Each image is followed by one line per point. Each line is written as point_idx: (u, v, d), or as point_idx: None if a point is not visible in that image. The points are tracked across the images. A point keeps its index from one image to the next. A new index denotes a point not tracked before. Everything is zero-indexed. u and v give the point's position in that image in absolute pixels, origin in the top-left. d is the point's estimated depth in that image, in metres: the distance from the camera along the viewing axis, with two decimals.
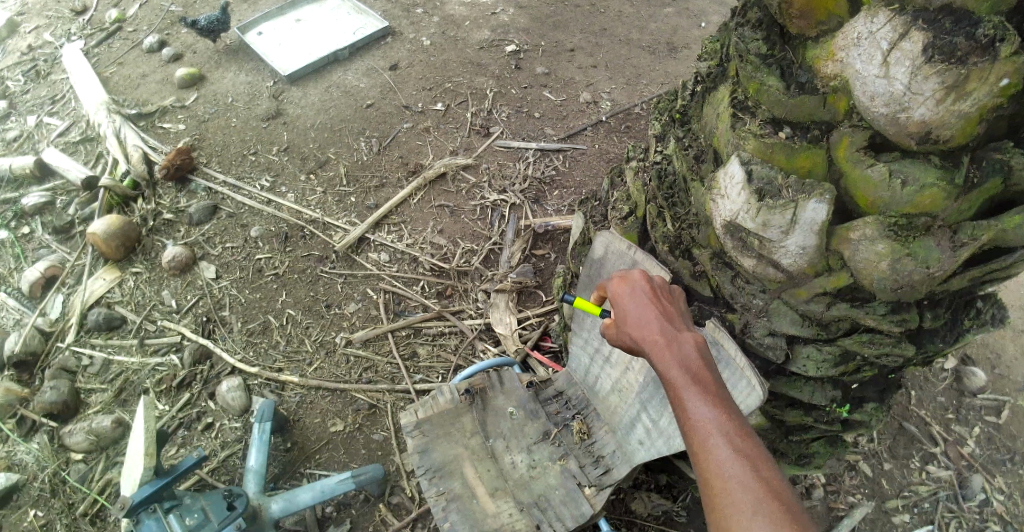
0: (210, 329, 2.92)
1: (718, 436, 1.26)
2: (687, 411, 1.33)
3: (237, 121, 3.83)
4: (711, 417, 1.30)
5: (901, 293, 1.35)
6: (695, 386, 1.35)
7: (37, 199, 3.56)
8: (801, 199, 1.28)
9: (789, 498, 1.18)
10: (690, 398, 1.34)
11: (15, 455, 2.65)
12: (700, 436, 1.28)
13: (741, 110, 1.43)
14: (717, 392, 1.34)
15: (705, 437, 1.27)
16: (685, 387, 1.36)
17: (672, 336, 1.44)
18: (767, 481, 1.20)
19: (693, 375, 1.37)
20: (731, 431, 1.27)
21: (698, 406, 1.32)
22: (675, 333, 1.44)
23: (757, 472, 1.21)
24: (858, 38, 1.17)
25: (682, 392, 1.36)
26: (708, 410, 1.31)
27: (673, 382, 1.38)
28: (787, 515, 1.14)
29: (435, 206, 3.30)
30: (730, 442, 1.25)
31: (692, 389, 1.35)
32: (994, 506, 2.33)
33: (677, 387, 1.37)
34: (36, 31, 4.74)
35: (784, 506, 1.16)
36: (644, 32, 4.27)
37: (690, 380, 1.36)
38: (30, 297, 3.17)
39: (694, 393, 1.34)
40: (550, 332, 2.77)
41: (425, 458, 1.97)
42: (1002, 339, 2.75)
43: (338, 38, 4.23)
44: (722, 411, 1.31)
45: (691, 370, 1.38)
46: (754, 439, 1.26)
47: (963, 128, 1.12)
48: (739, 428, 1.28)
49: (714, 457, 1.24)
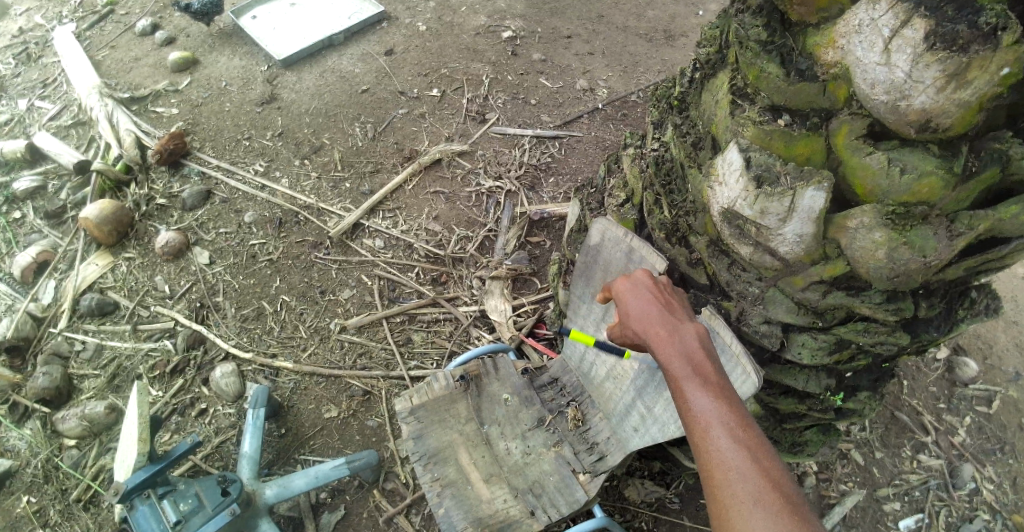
0: (204, 314, 2.90)
1: (719, 428, 1.26)
2: (688, 404, 1.33)
3: (231, 106, 3.79)
4: (712, 409, 1.29)
5: (897, 283, 1.35)
6: (696, 378, 1.35)
7: (29, 183, 3.52)
8: (799, 187, 1.27)
9: (790, 490, 1.17)
10: (691, 390, 1.34)
11: (7, 441, 2.63)
12: (701, 428, 1.28)
13: (740, 96, 1.42)
14: (720, 385, 1.34)
15: (706, 429, 1.27)
16: (688, 380, 1.36)
17: (674, 329, 1.44)
18: (768, 472, 1.19)
19: (695, 367, 1.37)
20: (733, 424, 1.26)
21: (700, 398, 1.32)
22: (678, 326, 1.45)
23: (758, 464, 1.20)
24: (860, 25, 1.16)
25: (683, 384, 1.36)
26: (709, 402, 1.30)
27: (675, 374, 1.38)
28: (788, 508, 1.13)
29: (430, 192, 3.28)
30: (731, 433, 1.25)
31: (693, 382, 1.35)
32: (983, 495, 2.35)
33: (680, 381, 1.37)
34: (26, 13, 4.67)
35: (784, 498, 1.15)
36: (642, 19, 4.24)
37: (691, 373, 1.36)
38: (22, 282, 3.14)
39: (696, 385, 1.34)
40: (545, 319, 2.77)
41: (420, 444, 1.97)
42: (993, 330, 2.76)
43: (333, 22, 4.18)
44: (724, 403, 1.30)
45: (693, 363, 1.38)
46: (755, 432, 1.25)
47: (963, 117, 1.12)
48: (741, 421, 1.27)
49: (714, 448, 1.24)
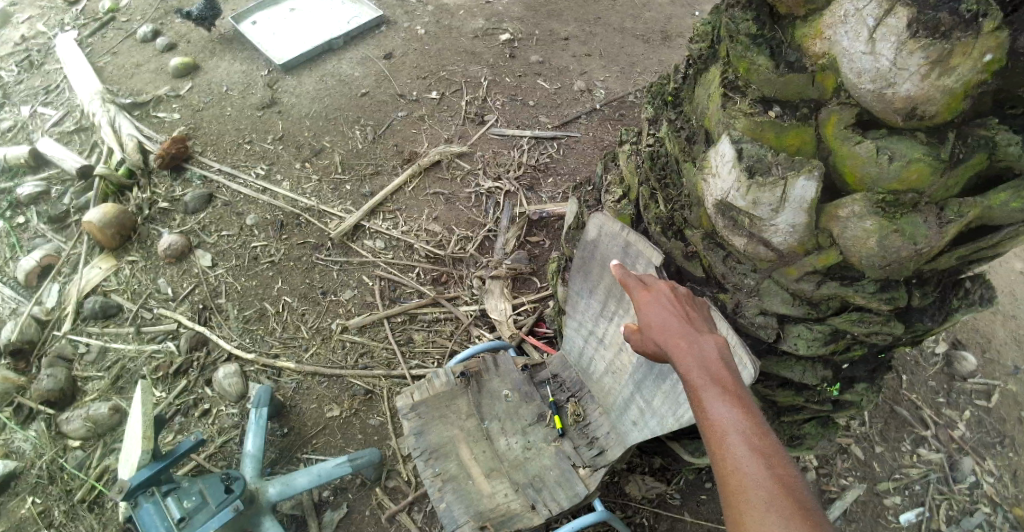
0: (206, 316, 2.93)
1: (735, 434, 1.24)
2: (706, 411, 1.31)
3: (232, 111, 3.83)
4: (729, 416, 1.27)
5: (890, 271, 1.36)
6: (714, 387, 1.34)
7: (32, 189, 3.56)
8: (790, 176, 1.29)
9: (804, 495, 1.14)
10: (708, 397, 1.32)
11: (13, 443, 2.66)
12: (717, 434, 1.26)
13: (731, 89, 1.45)
14: (739, 393, 1.32)
15: (722, 435, 1.25)
16: (705, 388, 1.34)
17: (694, 339, 1.43)
18: (781, 477, 1.16)
19: (713, 375, 1.36)
20: (749, 430, 1.24)
21: (717, 405, 1.30)
22: (697, 336, 1.44)
23: (771, 468, 1.17)
24: (845, 15, 1.20)
25: (701, 392, 1.34)
26: (727, 408, 1.28)
27: (693, 383, 1.37)
28: (800, 512, 1.10)
29: (430, 194, 3.31)
30: (747, 439, 1.22)
31: (709, 389, 1.34)
32: (984, 488, 2.36)
33: (698, 389, 1.36)
34: (29, 21, 4.72)
35: (798, 503, 1.11)
36: (638, 21, 4.28)
37: (709, 381, 1.35)
38: (26, 286, 3.18)
39: (714, 392, 1.33)
40: (545, 318, 2.79)
41: (421, 440, 2.00)
42: (992, 323, 2.78)
43: (333, 27, 4.23)
44: (742, 410, 1.28)
45: (711, 372, 1.37)
46: (772, 438, 1.23)
47: (948, 104, 1.14)
48: (757, 427, 1.24)
49: (730, 453, 1.22)
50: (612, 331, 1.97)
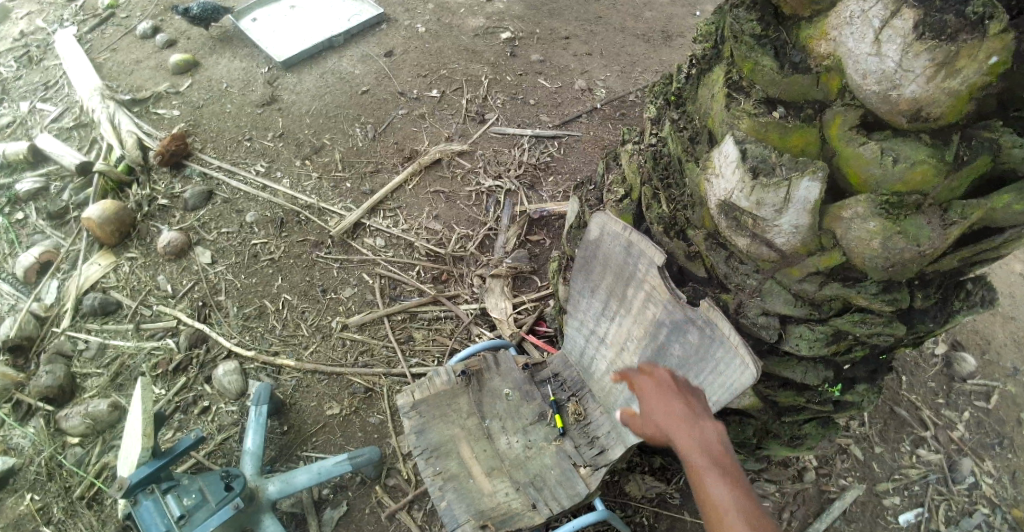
0: (206, 313, 2.92)
1: (737, 517, 1.28)
2: (705, 490, 1.35)
3: (232, 107, 3.82)
4: (730, 497, 1.32)
5: (892, 272, 1.36)
6: (714, 468, 1.39)
7: (31, 185, 3.55)
8: (794, 177, 1.29)
9: None
10: (709, 477, 1.37)
11: (11, 439, 2.65)
12: (719, 516, 1.30)
13: (735, 90, 1.45)
14: (736, 475, 1.37)
15: (723, 517, 1.29)
16: (706, 468, 1.39)
17: (695, 422, 1.50)
18: None
19: (713, 456, 1.41)
20: (750, 514, 1.29)
21: (718, 486, 1.34)
22: (698, 419, 1.50)
23: None
24: (850, 17, 1.19)
25: (701, 472, 1.39)
26: (727, 490, 1.33)
27: (693, 463, 1.42)
28: None
29: (430, 192, 3.30)
30: (748, 522, 1.27)
31: (710, 469, 1.38)
32: (982, 489, 2.36)
33: (698, 469, 1.40)
34: (27, 16, 4.70)
35: None
36: (639, 20, 4.27)
37: (710, 462, 1.40)
38: (25, 282, 3.17)
39: (714, 473, 1.37)
40: (546, 317, 2.79)
41: (422, 438, 1.99)
42: (991, 325, 2.79)
43: (332, 24, 4.22)
44: (742, 492, 1.33)
45: (711, 453, 1.42)
46: (771, 523, 1.27)
47: (953, 105, 1.14)
48: (757, 512, 1.29)
49: None
50: (613, 331, 1.96)
